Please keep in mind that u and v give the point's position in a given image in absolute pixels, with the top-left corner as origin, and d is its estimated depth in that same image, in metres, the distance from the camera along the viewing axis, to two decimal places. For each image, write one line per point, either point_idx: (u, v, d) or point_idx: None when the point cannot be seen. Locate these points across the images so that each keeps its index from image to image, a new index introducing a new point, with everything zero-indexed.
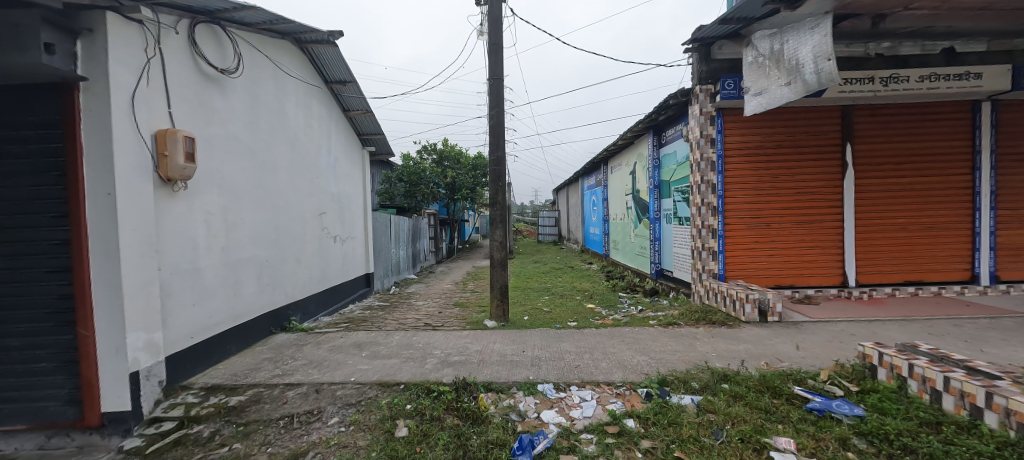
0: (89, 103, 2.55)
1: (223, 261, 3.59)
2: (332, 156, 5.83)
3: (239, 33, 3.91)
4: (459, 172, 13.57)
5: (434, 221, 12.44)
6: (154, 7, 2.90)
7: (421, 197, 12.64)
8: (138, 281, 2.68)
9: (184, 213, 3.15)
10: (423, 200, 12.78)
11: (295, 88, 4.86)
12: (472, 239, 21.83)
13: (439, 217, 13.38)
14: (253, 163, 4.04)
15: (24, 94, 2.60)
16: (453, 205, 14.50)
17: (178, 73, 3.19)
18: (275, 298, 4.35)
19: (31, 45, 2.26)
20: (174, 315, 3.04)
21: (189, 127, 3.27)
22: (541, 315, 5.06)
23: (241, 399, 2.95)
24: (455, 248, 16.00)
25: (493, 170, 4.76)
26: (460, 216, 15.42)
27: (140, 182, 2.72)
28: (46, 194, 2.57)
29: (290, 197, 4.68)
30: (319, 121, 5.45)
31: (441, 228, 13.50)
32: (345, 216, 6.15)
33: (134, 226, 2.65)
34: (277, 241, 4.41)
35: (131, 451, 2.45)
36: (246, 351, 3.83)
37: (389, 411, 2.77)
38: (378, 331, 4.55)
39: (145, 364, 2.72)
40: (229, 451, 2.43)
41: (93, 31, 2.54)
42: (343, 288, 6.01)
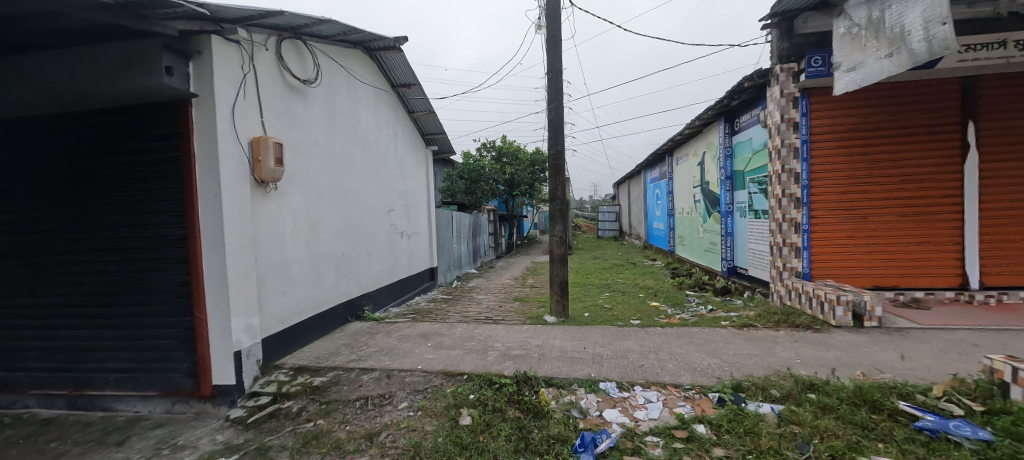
0: (200, 116, 2.93)
1: (307, 254, 3.96)
2: (399, 156, 6.16)
3: (318, 46, 4.26)
4: (518, 168, 13.63)
5: (494, 217, 12.68)
6: (248, 29, 3.26)
7: (481, 194, 12.92)
8: (239, 271, 3.04)
9: (275, 211, 3.51)
10: (483, 197, 13.06)
11: (366, 93, 5.19)
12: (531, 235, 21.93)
13: (498, 213, 13.61)
14: (330, 165, 4.39)
15: (148, 110, 3.04)
16: (511, 201, 14.62)
17: (269, 85, 3.54)
18: (350, 289, 4.70)
19: (155, 69, 2.66)
20: (268, 302, 3.41)
21: (278, 134, 3.63)
22: (602, 312, 4.94)
23: (323, 380, 3.24)
24: (515, 244, 16.16)
25: (553, 164, 4.71)
26: (519, 211, 15.53)
27: (239, 184, 3.08)
28: (169, 196, 3.01)
29: (362, 196, 5.02)
30: (387, 123, 5.78)
31: (500, 224, 13.73)
32: (410, 213, 6.48)
33: (236, 223, 3.02)
34: (352, 236, 4.76)
35: (236, 420, 2.82)
36: (327, 336, 4.20)
37: (454, 399, 2.87)
38: (443, 322, 4.74)
39: (245, 345, 3.09)
40: (314, 426, 2.69)
41: (201, 53, 2.92)
42: (410, 281, 6.34)
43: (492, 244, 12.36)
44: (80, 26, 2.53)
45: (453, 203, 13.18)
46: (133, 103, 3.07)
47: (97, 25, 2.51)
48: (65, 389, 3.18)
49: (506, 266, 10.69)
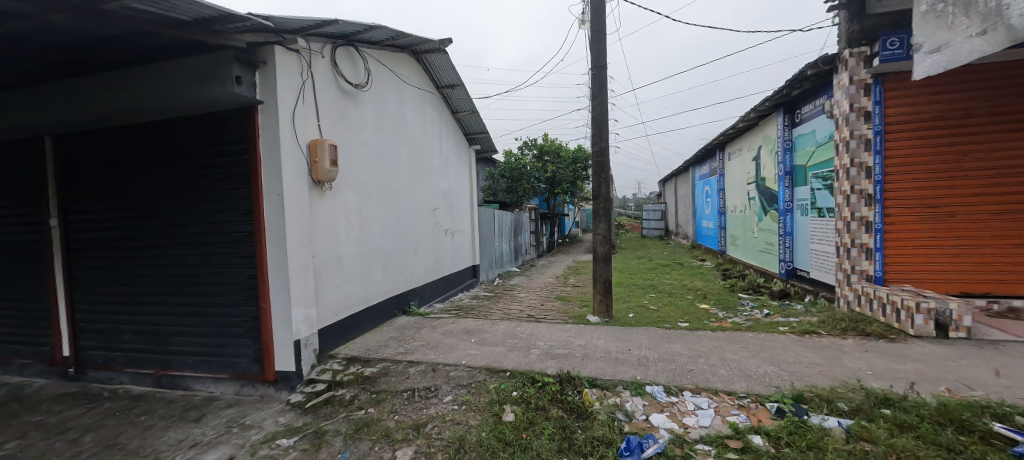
0: (265, 121, 3.16)
1: (359, 250, 4.15)
2: (443, 155, 6.30)
3: (370, 51, 4.46)
4: (560, 166, 13.50)
5: (535, 215, 12.66)
6: (307, 38, 3.47)
7: (522, 192, 12.89)
8: (299, 265, 3.25)
9: (330, 209, 3.72)
10: (524, 195, 13.02)
11: (412, 95, 5.36)
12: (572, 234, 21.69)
13: (539, 212, 13.59)
14: (380, 165, 4.57)
15: (218, 118, 3.29)
16: (552, 200, 14.54)
17: (325, 90, 3.75)
18: (398, 284, 4.88)
19: (226, 78, 2.90)
20: (324, 295, 3.62)
21: (333, 136, 3.83)
22: (648, 313, 4.79)
23: (373, 371, 3.39)
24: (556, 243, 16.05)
25: (596, 161, 4.62)
26: (560, 210, 15.40)
27: (298, 184, 3.29)
28: (237, 196, 3.26)
29: (409, 195, 5.20)
30: (432, 124, 5.94)
31: (541, 222, 13.70)
32: (454, 212, 6.62)
33: (295, 220, 3.22)
34: (399, 233, 4.93)
35: (295, 405, 3.03)
36: (376, 329, 4.39)
37: (497, 395, 2.90)
38: (485, 319, 4.80)
39: (304, 335, 3.29)
40: (365, 414, 2.82)
41: (266, 63, 3.15)
42: (453, 278, 6.48)
43: (533, 243, 12.36)
44: (165, 42, 2.80)
45: (494, 202, 13.28)
46: (205, 111, 3.34)
47: (179, 40, 2.77)
48: (151, 369, 3.54)
49: (547, 265, 10.63)
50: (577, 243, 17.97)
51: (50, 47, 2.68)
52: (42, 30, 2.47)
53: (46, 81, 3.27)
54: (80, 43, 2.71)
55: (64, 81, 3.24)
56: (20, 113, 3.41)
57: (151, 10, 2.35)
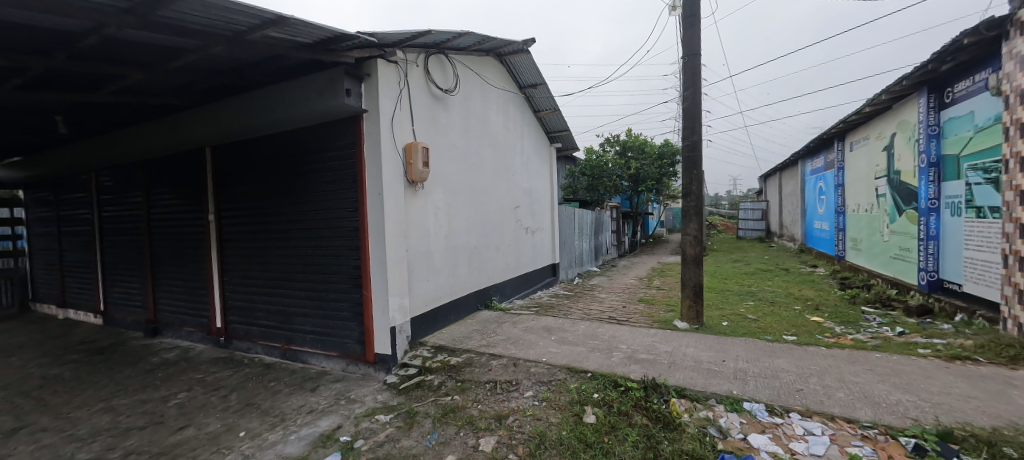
0: (369, 127, 3.51)
1: (447, 245, 4.41)
2: (525, 154, 6.40)
3: (458, 57, 4.70)
4: (644, 162, 12.88)
5: (617, 214, 12.24)
6: (404, 49, 3.78)
7: (604, 191, 12.74)
8: (395, 258, 3.55)
9: (422, 207, 4.00)
10: (606, 193, 12.86)
11: (496, 96, 5.52)
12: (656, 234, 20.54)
13: (621, 210, 13.11)
14: (466, 165, 4.80)
15: (329, 126, 3.71)
16: (635, 198, 13.94)
17: (419, 97, 4.04)
18: (481, 280, 5.08)
19: (338, 91, 3.29)
20: (416, 286, 3.91)
21: (425, 139, 4.12)
22: (746, 323, 4.35)
23: (458, 360, 3.58)
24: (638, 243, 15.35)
25: (687, 156, 4.32)
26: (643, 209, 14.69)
27: (395, 184, 3.60)
28: (345, 195, 3.67)
29: (492, 193, 5.38)
30: (515, 124, 6.07)
31: (622, 221, 13.21)
32: (535, 210, 6.70)
33: (393, 217, 3.53)
34: (483, 230, 5.13)
35: (391, 385, 3.33)
36: (461, 321, 4.63)
37: (578, 396, 2.87)
38: (565, 318, 4.77)
39: (399, 322, 3.60)
40: (450, 401, 2.99)
41: (370, 75, 3.49)
42: (533, 275, 6.56)
43: (614, 242, 11.98)
44: (291, 62, 3.26)
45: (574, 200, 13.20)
46: (314, 122, 3.75)
47: (301, 60, 3.20)
48: (278, 343, 4.16)
49: (629, 266, 10.22)
50: (662, 244, 16.97)
51: (210, 73, 3.28)
52: (205, 60, 3.03)
53: (207, 101, 4.01)
54: (230, 68, 3.27)
55: (220, 101, 3.96)
56: (189, 128, 4.23)
57: (281, 35, 2.76)
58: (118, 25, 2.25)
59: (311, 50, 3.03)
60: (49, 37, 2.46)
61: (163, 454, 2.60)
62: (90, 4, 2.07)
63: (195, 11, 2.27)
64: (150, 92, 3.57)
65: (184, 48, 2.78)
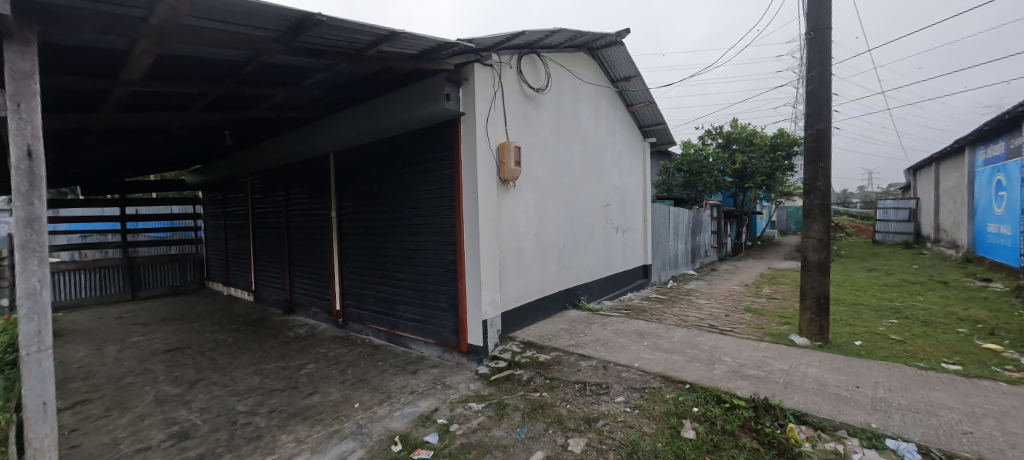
0: (466, 129, 3.69)
1: (537, 243, 4.45)
2: (616, 150, 6.18)
3: (551, 55, 4.70)
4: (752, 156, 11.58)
5: (718, 213, 11.20)
6: (499, 52, 3.89)
7: (703, 188, 11.76)
8: (488, 254, 3.69)
9: (514, 205, 4.09)
10: (705, 191, 11.82)
11: (587, 92, 5.41)
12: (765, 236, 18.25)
13: (723, 209, 11.96)
14: (556, 162, 4.79)
15: (430, 129, 3.99)
16: (739, 195, 12.61)
17: (512, 97, 4.13)
18: (569, 278, 5.04)
19: (440, 97, 3.52)
20: (507, 282, 4.02)
21: (517, 139, 4.20)
22: (888, 344, 3.66)
23: (547, 358, 3.60)
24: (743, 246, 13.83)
25: (811, 148, 3.78)
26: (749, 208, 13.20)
27: (489, 183, 3.73)
28: (443, 193, 3.92)
29: (582, 191, 5.29)
30: (606, 120, 5.90)
31: (724, 221, 12.04)
32: (626, 208, 6.44)
33: (486, 214, 3.67)
34: (572, 229, 5.08)
35: (482, 376, 3.48)
36: (549, 319, 4.65)
37: (674, 407, 2.69)
38: (659, 323, 4.51)
39: (490, 316, 3.74)
40: (539, 397, 3.02)
41: (467, 79, 3.67)
42: (623, 276, 6.32)
43: (714, 244, 10.98)
44: (399, 73, 3.57)
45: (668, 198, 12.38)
46: (417, 128, 4.07)
47: (408, 70, 3.49)
48: (384, 327, 4.61)
49: (732, 271, 9.27)
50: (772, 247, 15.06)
51: (335, 88, 3.75)
52: (332, 76, 3.47)
53: (332, 113, 4.60)
54: (351, 81, 3.70)
55: (342, 112, 4.51)
56: (318, 136, 4.90)
57: (393, 49, 3.03)
58: (270, 52, 2.68)
59: (417, 60, 3.28)
60: (222, 66, 3.03)
61: (297, 414, 3.05)
62: (252, 36, 2.50)
63: (326, 34, 2.60)
64: (290, 107, 4.21)
65: (316, 67, 3.21)
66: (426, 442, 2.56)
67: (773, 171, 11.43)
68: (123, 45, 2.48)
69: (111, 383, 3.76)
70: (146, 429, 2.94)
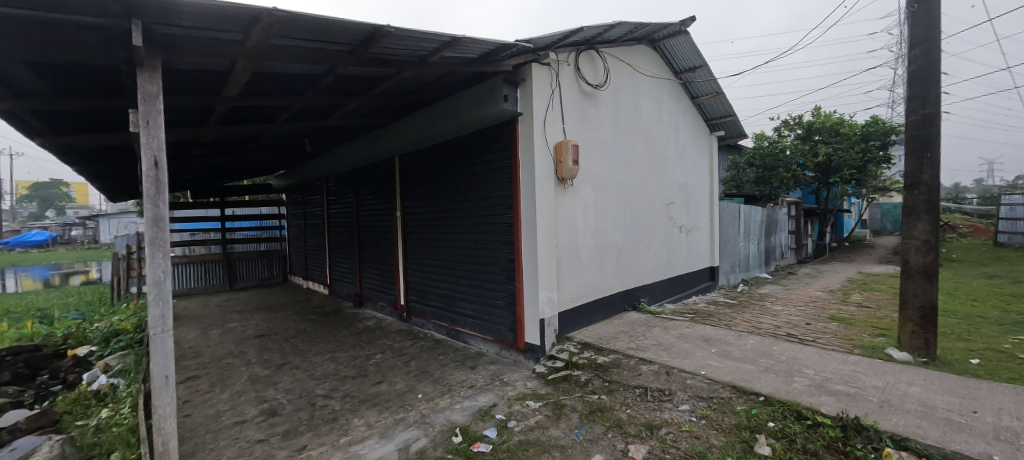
0: (523, 129, 3.72)
1: (595, 243, 4.37)
2: (679, 146, 5.88)
3: (610, 50, 4.59)
4: (838, 146, 10.43)
5: (796, 211, 10.21)
6: (556, 50, 3.87)
7: (778, 184, 10.65)
8: (546, 254, 3.69)
9: (571, 204, 4.05)
10: (781, 187, 10.70)
11: (648, 86, 5.20)
12: (854, 236, 16.29)
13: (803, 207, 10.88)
14: (615, 160, 4.66)
15: (488, 131, 4.07)
16: (822, 192, 11.39)
17: (570, 95, 4.08)
18: (628, 280, 4.89)
19: (498, 98, 3.59)
20: (565, 282, 4.00)
21: (575, 137, 4.15)
22: (1016, 365, 3.11)
23: (606, 360, 3.52)
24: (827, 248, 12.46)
25: (914, 137, 3.33)
26: (834, 205, 11.86)
27: (547, 182, 3.72)
28: (501, 193, 3.98)
29: (642, 189, 5.10)
30: (669, 114, 5.63)
31: (804, 220, 10.95)
32: (691, 207, 6.11)
33: (544, 214, 3.67)
34: (632, 228, 4.92)
35: (540, 374, 3.49)
36: (607, 321, 4.55)
37: (747, 420, 2.51)
38: (728, 330, 4.22)
39: (548, 315, 3.74)
40: (598, 400, 2.97)
41: (525, 80, 3.69)
42: (686, 278, 6.01)
43: (792, 245, 10.02)
44: (460, 77, 3.69)
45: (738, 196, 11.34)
46: (477, 129, 4.17)
47: (468, 73, 3.59)
48: (445, 323, 4.80)
49: (813, 275, 8.41)
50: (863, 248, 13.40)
51: (400, 94, 3.97)
52: (398, 84, 3.67)
53: (397, 118, 4.87)
54: (415, 88, 3.88)
55: (406, 117, 4.75)
56: (385, 141, 5.21)
57: (454, 54, 3.13)
58: (346, 64, 2.90)
59: (477, 63, 3.36)
60: (303, 79, 3.33)
61: (367, 400, 3.28)
62: (329, 51, 2.72)
63: (393, 44, 2.75)
64: (361, 114, 4.52)
65: (384, 76, 3.42)
66: (484, 436, 2.62)
67: (864, 164, 10.18)
68: (225, 67, 2.82)
69: (215, 362, 4.30)
70: (242, 404, 3.32)
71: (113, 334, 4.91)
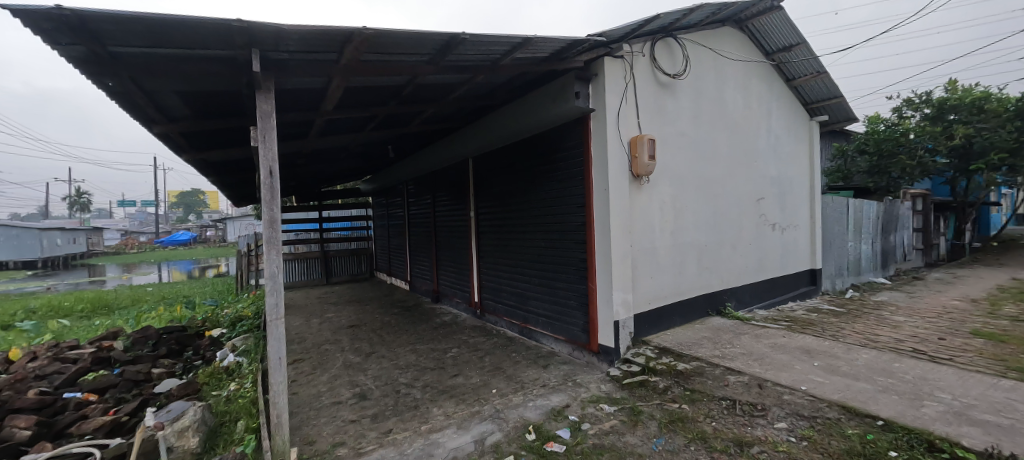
0: (596, 126, 3.63)
1: (674, 242, 4.13)
2: (772, 135, 5.32)
3: (689, 36, 4.29)
4: (982, 125, 8.49)
5: (923, 205, 8.66)
6: (631, 42, 3.72)
7: (899, 173, 9.28)
8: (620, 253, 3.57)
9: (647, 202, 3.86)
10: (903, 178, 9.31)
11: (733, 71, 4.78)
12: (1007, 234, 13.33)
13: (934, 199, 9.17)
14: (696, 154, 4.36)
15: (560, 129, 4.05)
16: (959, 181, 9.49)
17: (645, 87, 3.89)
18: (712, 282, 4.54)
19: (570, 96, 3.54)
20: (641, 283, 3.83)
21: (652, 131, 3.95)
22: None
23: (687, 367, 3.31)
24: (968, 248, 10.37)
25: None
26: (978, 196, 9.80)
27: (621, 179, 3.60)
28: (573, 192, 3.94)
29: (727, 184, 4.70)
30: (758, 100, 5.12)
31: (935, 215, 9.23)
32: (786, 202, 5.50)
33: (618, 212, 3.56)
34: (716, 226, 4.56)
35: (614, 378, 3.39)
36: (688, 325, 4.28)
37: (859, 446, 2.19)
38: (834, 342, 3.73)
39: (623, 317, 3.61)
40: (679, 409, 2.80)
41: (597, 75, 3.60)
42: (781, 281, 5.42)
43: (917, 245, 8.51)
44: (531, 77, 3.71)
45: (846, 188, 10.07)
46: (549, 128, 4.18)
47: (539, 73, 3.60)
48: (518, 321, 4.88)
49: (947, 282, 7.06)
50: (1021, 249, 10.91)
51: (473, 99, 4.11)
52: (472, 88, 3.80)
53: (471, 122, 5.06)
54: (489, 91, 3.99)
55: (480, 120, 4.91)
56: (459, 145, 5.44)
57: (526, 55, 3.16)
58: (424, 73, 3.06)
59: (548, 62, 3.35)
60: (388, 91, 3.60)
61: (445, 392, 3.45)
62: (410, 63, 2.90)
63: (467, 50, 2.85)
64: (438, 120, 4.76)
65: (459, 82, 3.56)
66: (558, 436, 2.62)
67: (1023, 146, 8.17)
68: (322, 84, 3.14)
69: (316, 347, 4.85)
70: (338, 386, 3.70)
71: (237, 319, 5.77)
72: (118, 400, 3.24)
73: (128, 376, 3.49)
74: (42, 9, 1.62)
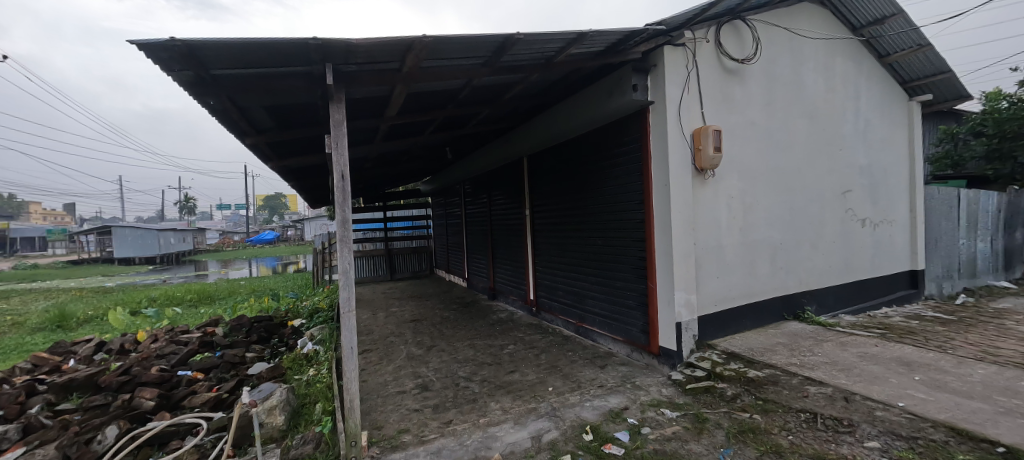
0: (655, 119, 3.49)
1: (743, 240, 3.85)
2: (861, 120, 4.75)
3: (761, 16, 3.96)
4: None
5: None
6: (694, 27, 3.51)
7: None
8: (682, 251, 3.40)
9: (713, 197, 3.63)
10: None
11: (812, 50, 4.34)
12: None
13: None
14: (769, 144, 4.02)
15: (616, 124, 3.93)
16: None
17: (709, 75, 3.66)
18: (788, 283, 4.17)
19: (627, 89, 3.44)
20: (706, 283, 3.62)
21: (718, 121, 3.71)
22: None
23: (759, 374, 3.08)
24: None
25: None
26: None
27: (683, 174, 3.42)
28: (631, 188, 3.81)
29: (806, 175, 4.28)
30: (844, 81, 4.60)
31: None
32: (879, 194, 4.89)
33: (680, 208, 3.38)
34: (793, 222, 4.18)
35: (677, 382, 3.25)
36: (760, 330, 3.97)
37: None
38: (940, 353, 3.26)
39: (685, 318, 3.44)
40: (749, 419, 2.62)
41: (656, 65, 3.45)
42: (872, 284, 4.84)
43: None
44: (587, 72, 3.65)
45: (961, 178, 8.68)
46: (605, 124, 4.09)
47: (595, 68, 3.53)
48: (573, 319, 4.85)
49: None
50: None
51: (528, 97, 4.14)
52: (527, 87, 3.83)
53: (525, 121, 5.09)
54: (543, 89, 4.00)
55: (535, 119, 4.94)
56: (514, 144, 5.50)
57: (581, 50, 3.12)
58: (480, 75, 3.14)
59: (603, 56, 3.28)
60: (446, 94, 3.73)
61: (502, 387, 3.52)
62: (466, 66, 3.00)
63: (521, 50, 2.87)
64: (493, 121, 4.86)
65: (514, 82, 3.60)
66: (616, 438, 2.57)
67: None
68: (386, 91, 3.34)
69: (382, 339, 5.18)
70: (402, 377, 3.93)
71: (315, 310, 6.34)
72: (220, 379, 3.71)
73: (227, 358, 3.97)
74: (161, 42, 1.90)
